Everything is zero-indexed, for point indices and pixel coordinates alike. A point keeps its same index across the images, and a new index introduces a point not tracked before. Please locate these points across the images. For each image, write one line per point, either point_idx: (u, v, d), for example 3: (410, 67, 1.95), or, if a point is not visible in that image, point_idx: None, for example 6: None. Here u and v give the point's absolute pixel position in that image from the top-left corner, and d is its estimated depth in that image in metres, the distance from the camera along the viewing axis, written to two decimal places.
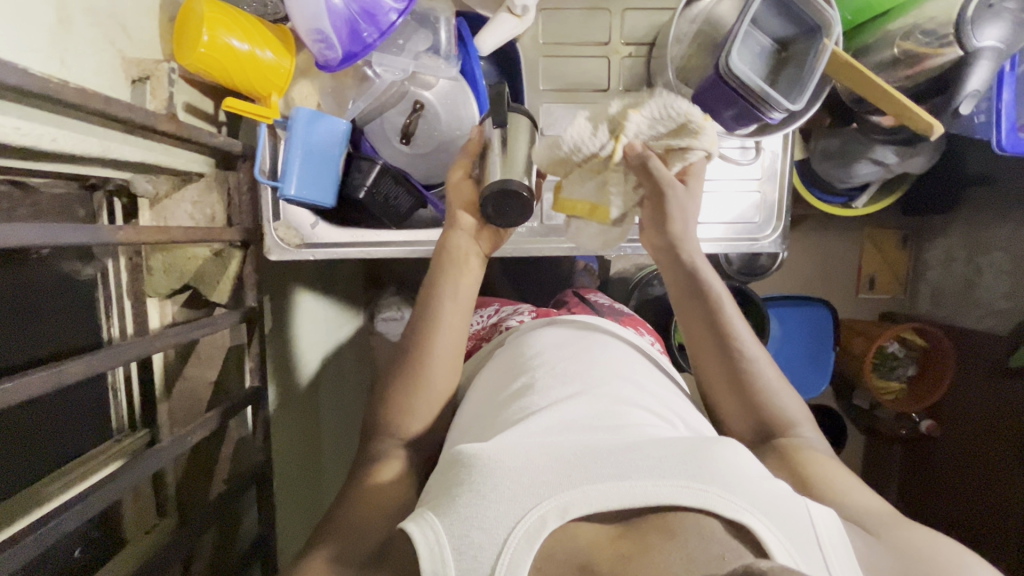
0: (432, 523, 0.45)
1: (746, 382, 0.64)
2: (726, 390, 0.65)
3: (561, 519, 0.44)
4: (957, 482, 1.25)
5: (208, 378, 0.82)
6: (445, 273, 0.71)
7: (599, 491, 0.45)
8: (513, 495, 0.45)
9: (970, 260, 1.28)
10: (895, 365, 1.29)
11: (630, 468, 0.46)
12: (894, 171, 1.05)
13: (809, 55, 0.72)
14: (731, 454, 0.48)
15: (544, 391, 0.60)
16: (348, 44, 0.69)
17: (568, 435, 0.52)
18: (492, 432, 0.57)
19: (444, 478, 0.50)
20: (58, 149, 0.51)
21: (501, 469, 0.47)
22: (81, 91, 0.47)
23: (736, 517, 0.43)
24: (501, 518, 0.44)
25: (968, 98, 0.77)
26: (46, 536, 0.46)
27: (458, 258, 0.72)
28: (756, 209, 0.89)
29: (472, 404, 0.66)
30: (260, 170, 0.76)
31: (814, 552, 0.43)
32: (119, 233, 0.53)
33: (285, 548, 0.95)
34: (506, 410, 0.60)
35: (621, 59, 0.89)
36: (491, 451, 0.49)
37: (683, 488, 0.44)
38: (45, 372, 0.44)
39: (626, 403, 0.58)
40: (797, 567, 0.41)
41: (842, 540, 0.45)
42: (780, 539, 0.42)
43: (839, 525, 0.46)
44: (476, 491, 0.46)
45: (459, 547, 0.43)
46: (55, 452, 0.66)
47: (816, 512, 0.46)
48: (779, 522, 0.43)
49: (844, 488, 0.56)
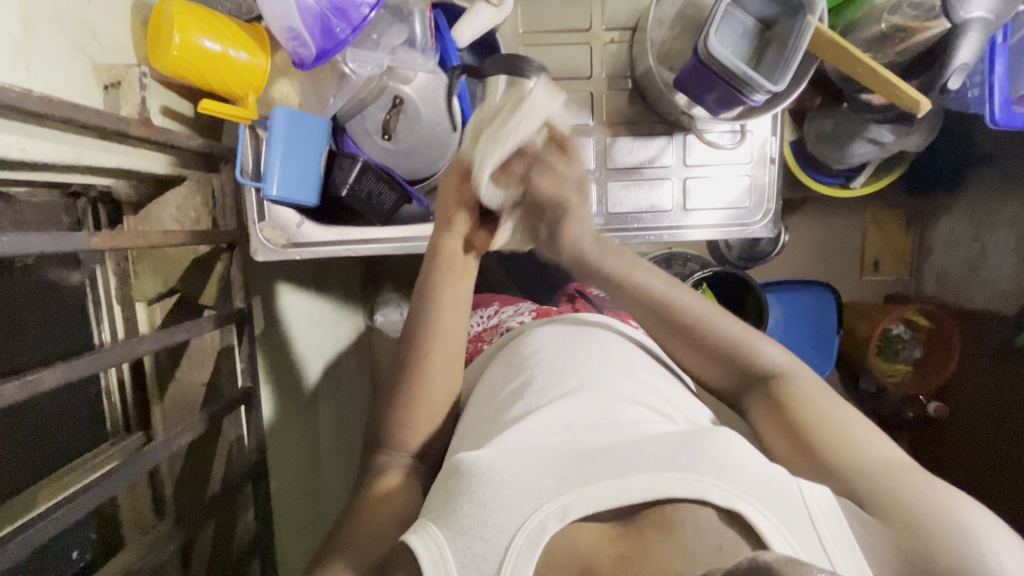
0: (436, 536, 0.45)
1: (699, 340, 0.65)
2: (691, 353, 0.66)
3: (560, 522, 0.43)
4: (966, 463, 1.22)
5: (199, 379, 0.82)
6: (440, 277, 0.69)
7: (596, 491, 0.44)
8: (513, 500, 0.45)
9: (976, 239, 1.25)
10: (900, 348, 1.27)
11: (625, 464, 0.45)
12: (890, 150, 1.02)
13: (793, 33, 0.70)
14: (727, 443, 0.47)
15: (541, 391, 0.59)
16: (321, 40, 0.68)
17: (566, 435, 0.52)
18: (492, 433, 0.57)
19: (443, 488, 0.50)
20: (27, 158, 0.51)
21: (501, 476, 0.46)
22: (45, 99, 0.47)
23: (731, 506, 0.42)
24: (502, 526, 0.44)
25: (956, 73, 0.75)
26: (31, 538, 0.46)
27: (454, 264, 0.70)
28: (747, 194, 0.87)
29: (475, 410, 0.66)
30: (243, 171, 0.76)
31: (813, 536, 0.42)
32: (93, 239, 0.52)
33: (289, 546, 0.96)
34: (505, 413, 0.59)
35: (604, 45, 0.88)
36: (490, 458, 0.48)
37: (678, 480, 0.44)
38: (18, 381, 0.44)
39: (623, 395, 0.57)
40: (796, 555, 0.40)
41: (844, 522, 0.43)
42: (777, 523, 0.42)
43: (837, 505, 0.45)
44: (475, 501, 0.45)
45: (462, 559, 0.43)
46: (46, 456, 0.67)
47: (810, 492, 0.45)
48: (775, 507, 0.42)
49: (838, 420, 0.55)
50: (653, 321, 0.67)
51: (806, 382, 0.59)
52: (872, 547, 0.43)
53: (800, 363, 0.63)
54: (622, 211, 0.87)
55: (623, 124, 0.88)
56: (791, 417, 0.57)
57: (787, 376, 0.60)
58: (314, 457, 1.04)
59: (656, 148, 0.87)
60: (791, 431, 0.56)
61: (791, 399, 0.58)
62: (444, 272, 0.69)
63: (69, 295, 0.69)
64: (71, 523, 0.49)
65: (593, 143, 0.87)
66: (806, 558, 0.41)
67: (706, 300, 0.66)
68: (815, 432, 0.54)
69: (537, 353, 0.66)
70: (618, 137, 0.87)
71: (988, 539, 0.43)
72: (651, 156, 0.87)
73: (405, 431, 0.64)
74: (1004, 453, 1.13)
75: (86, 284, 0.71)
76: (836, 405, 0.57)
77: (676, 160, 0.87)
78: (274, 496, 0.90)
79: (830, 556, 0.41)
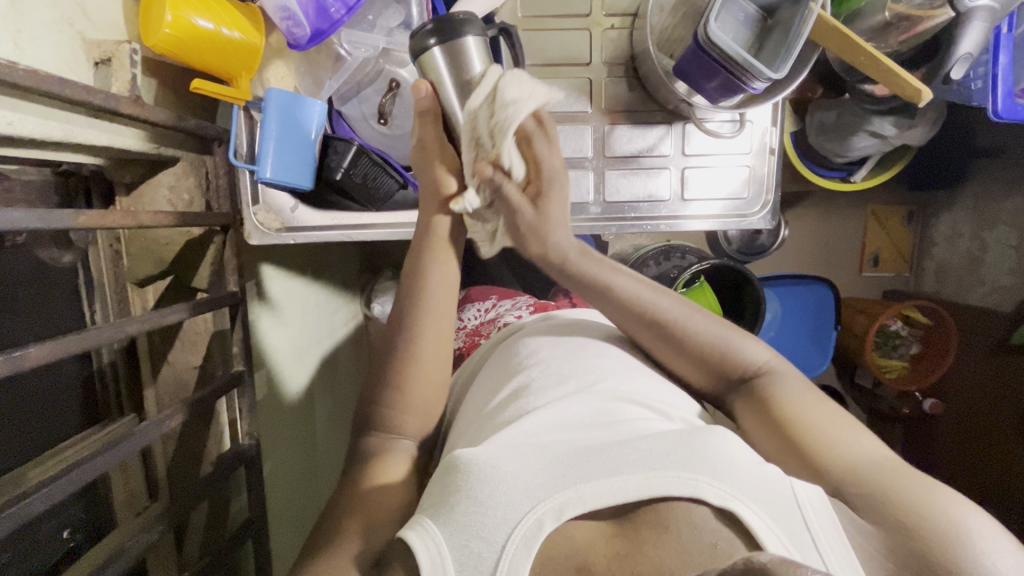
0: (433, 533, 0.44)
1: (685, 343, 0.63)
2: (678, 360, 0.63)
3: (557, 519, 0.43)
4: (961, 460, 1.23)
5: (192, 363, 0.81)
6: (428, 262, 0.67)
7: (592, 489, 0.44)
8: (509, 499, 0.44)
9: (977, 235, 1.24)
10: (897, 344, 1.26)
11: (620, 462, 0.45)
12: (892, 143, 1.01)
13: (794, 20, 0.68)
14: (721, 441, 0.47)
15: (540, 391, 0.58)
16: (316, 20, 0.68)
17: (561, 434, 0.51)
18: (488, 434, 0.56)
19: (439, 485, 0.49)
20: (14, 133, 0.50)
21: (497, 474, 0.46)
22: (32, 73, 0.46)
23: (724, 504, 0.42)
24: (499, 525, 0.43)
25: (960, 62, 0.74)
26: (20, 513, 0.46)
27: (440, 246, 0.68)
28: (745, 184, 0.86)
29: (471, 406, 0.66)
30: (237, 154, 0.77)
31: (804, 535, 0.42)
32: (81, 217, 0.51)
33: (283, 534, 0.96)
34: (501, 413, 0.58)
35: (604, 31, 0.86)
36: (488, 455, 0.48)
37: (673, 478, 0.43)
38: (5, 357, 0.44)
39: (618, 395, 0.57)
40: (790, 555, 0.40)
41: (835, 523, 0.43)
42: (772, 524, 0.42)
43: (830, 505, 0.45)
44: (472, 499, 0.45)
45: (461, 557, 0.43)
46: (37, 437, 0.66)
47: (803, 492, 0.45)
48: (769, 507, 0.42)
49: (817, 412, 0.55)
50: (637, 327, 0.65)
51: (784, 379, 0.59)
52: (862, 546, 0.43)
53: (783, 362, 0.62)
54: (619, 200, 0.87)
55: (622, 111, 0.86)
56: (778, 418, 0.55)
57: (774, 375, 0.59)
58: (310, 443, 1.04)
59: (655, 137, 0.86)
60: (780, 432, 0.54)
61: (774, 396, 0.57)
62: (433, 276, 0.67)
63: (61, 276, 0.69)
64: (59, 502, 0.49)
65: (592, 130, 0.86)
66: (798, 557, 0.40)
67: (689, 303, 0.65)
68: (804, 429, 0.53)
69: (534, 353, 0.65)
70: (617, 125, 0.86)
71: (982, 541, 0.42)
72: (650, 144, 0.86)
73: (394, 418, 0.62)
74: (999, 451, 1.13)
75: (79, 265, 0.71)
76: (814, 398, 0.57)
77: (675, 149, 0.86)
78: (268, 481, 0.90)
79: (823, 555, 0.41)
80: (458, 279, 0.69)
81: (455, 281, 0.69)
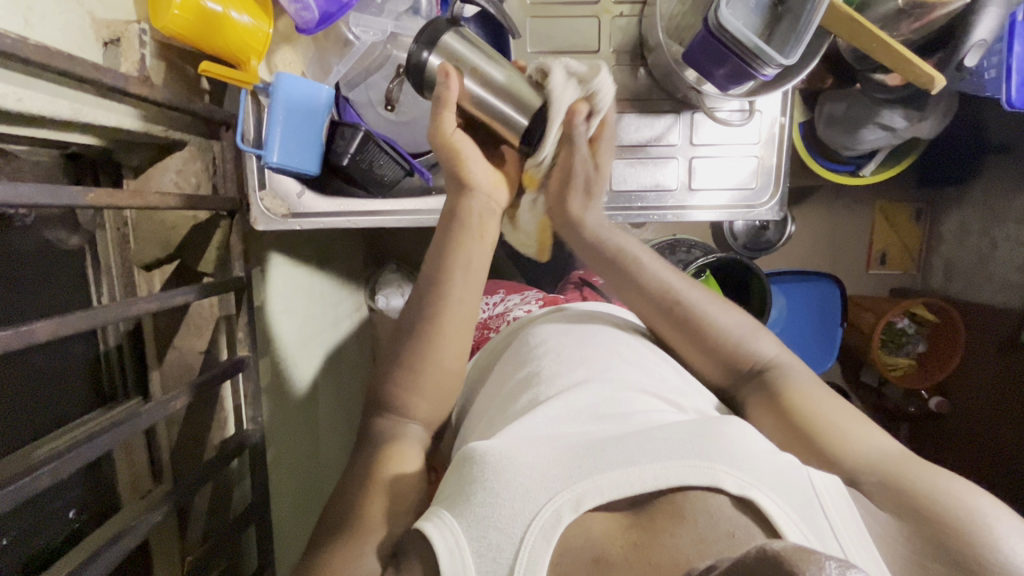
0: (451, 524, 0.44)
1: (702, 335, 0.64)
2: (695, 352, 0.64)
3: (575, 512, 0.43)
4: (967, 459, 1.22)
5: (197, 348, 0.82)
6: (455, 241, 0.67)
7: (609, 480, 0.44)
8: (527, 489, 0.44)
9: (985, 232, 1.23)
10: (904, 342, 1.25)
11: (637, 452, 0.45)
12: (902, 137, 1.00)
13: (806, 6, 0.68)
14: (736, 430, 0.47)
15: (552, 380, 0.58)
16: (324, 4, 0.68)
17: (575, 425, 0.51)
18: (502, 424, 0.56)
19: (455, 476, 0.48)
20: (24, 109, 0.50)
21: (513, 465, 0.45)
22: (42, 48, 0.46)
23: (742, 493, 0.42)
24: (517, 516, 0.43)
25: (973, 49, 0.77)
26: (27, 486, 0.46)
27: (469, 223, 0.68)
28: (754, 174, 0.85)
29: (484, 398, 0.66)
30: (244, 137, 0.78)
31: (824, 524, 0.41)
32: (89, 195, 0.51)
33: (287, 521, 0.96)
34: (515, 404, 0.58)
35: (613, 18, 0.86)
36: (503, 447, 0.47)
37: (690, 467, 0.43)
38: (13, 330, 0.44)
39: (632, 386, 0.56)
40: (811, 546, 0.40)
41: (853, 512, 0.43)
42: (790, 513, 0.41)
43: (847, 494, 0.44)
44: (488, 489, 0.44)
45: (478, 548, 0.42)
46: (43, 417, 0.67)
47: (819, 481, 0.44)
48: (787, 496, 0.42)
49: (827, 407, 0.55)
50: (653, 314, 0.66)
51: (795, 373, 0.59)
52: (881, 538, 0.42)
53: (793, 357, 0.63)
54: (625, 189, 0.86)
55: (631, 100, 0.86)
56: (790, 416, 0.55)
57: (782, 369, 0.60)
58: (314, 432, 1.05)
59: (663, 126, 0.85)
60: (791, 427, 0.55)
61: (785, 390, 0.57)
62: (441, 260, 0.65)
63: (69, 257, 0.69)
64: (66, 477, 0.49)
65: None
66: (818, 548, 0.40)
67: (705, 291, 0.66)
68: (815, 423, 0.54)
69: (545, 342, 0.65)
70: (624, 114, 0.86)
71: (995, 523, 0.42)
72: (658, 133, 0.85)
73: (398, 403, 0.62)
74: (1005, 449, 1.12)
75: (87, 247, 0.71)
76: (826, 393, 0.57)
77: (682, 139, 0.85)
78: (272, 468, 0.90)
79: (841, 545, 0.41)
80: (491, 258, 0.69)
81: (484, 270, 0.68)
